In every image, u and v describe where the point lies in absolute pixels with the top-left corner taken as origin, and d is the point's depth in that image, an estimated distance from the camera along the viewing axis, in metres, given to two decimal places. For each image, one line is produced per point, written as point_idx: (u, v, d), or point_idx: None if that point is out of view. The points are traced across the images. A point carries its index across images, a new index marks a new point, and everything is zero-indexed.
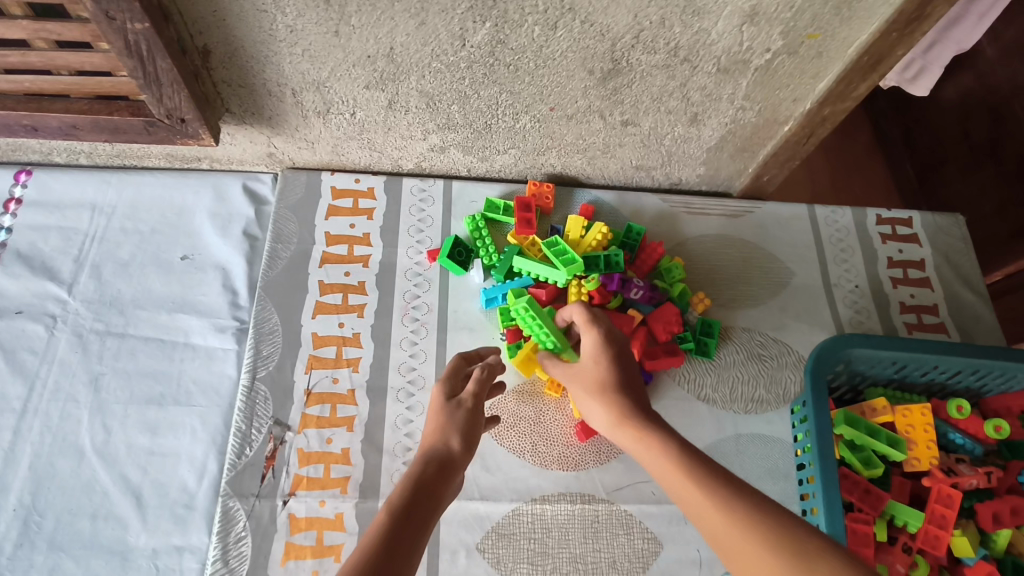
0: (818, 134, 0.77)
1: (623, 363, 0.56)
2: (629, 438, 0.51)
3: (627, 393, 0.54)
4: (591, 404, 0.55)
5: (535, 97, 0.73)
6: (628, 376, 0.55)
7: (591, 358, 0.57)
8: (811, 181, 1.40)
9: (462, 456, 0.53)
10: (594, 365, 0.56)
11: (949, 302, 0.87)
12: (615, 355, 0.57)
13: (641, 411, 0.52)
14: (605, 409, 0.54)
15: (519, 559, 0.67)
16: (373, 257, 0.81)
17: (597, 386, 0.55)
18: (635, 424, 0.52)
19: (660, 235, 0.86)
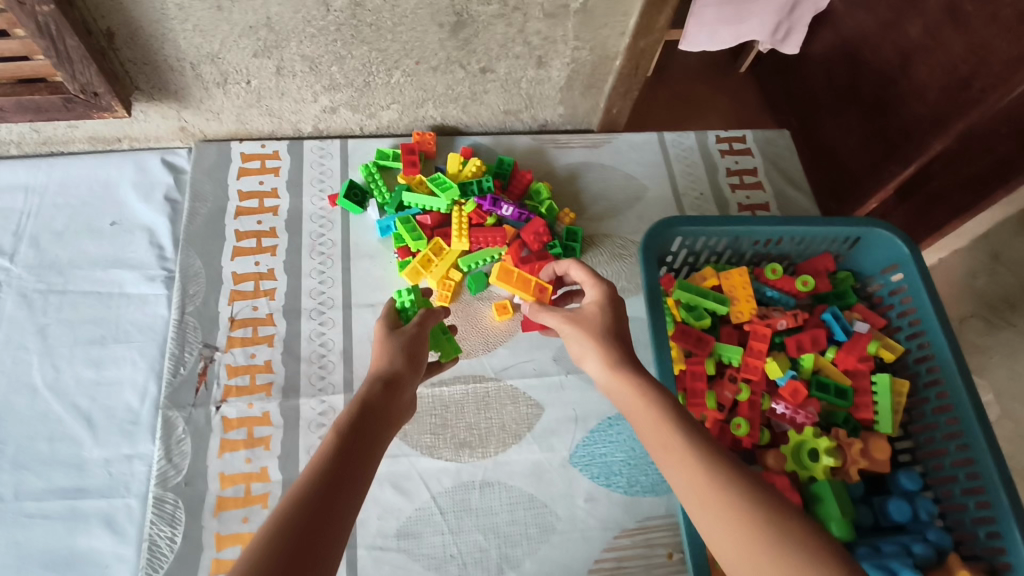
0: (643, 65, 0.93)
1: (618, 317, 0.66)
2: (628, 388, 0.59)
3: (620, 348, 0.63)
4: (589, 347, 0.64)
5: (401, 52, 0.87)
6: (622, 331, 0.65)
7: (593, 313, 0.65)
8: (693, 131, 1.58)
9: (409, 377, 0.62)
10: (597, 320, 0.65)
11: (779, 200, 1.04)
12: (612, 308, 0.66)
13: (640, 367, 0.61)
14: (609, 360, 0.62)
15: (423, 431, 0.80)
16: (282, 206, 0.93)
17: (602, 337, 0.63)
18: (627, 378, 0.60)
19: (531, 166, 1.01)
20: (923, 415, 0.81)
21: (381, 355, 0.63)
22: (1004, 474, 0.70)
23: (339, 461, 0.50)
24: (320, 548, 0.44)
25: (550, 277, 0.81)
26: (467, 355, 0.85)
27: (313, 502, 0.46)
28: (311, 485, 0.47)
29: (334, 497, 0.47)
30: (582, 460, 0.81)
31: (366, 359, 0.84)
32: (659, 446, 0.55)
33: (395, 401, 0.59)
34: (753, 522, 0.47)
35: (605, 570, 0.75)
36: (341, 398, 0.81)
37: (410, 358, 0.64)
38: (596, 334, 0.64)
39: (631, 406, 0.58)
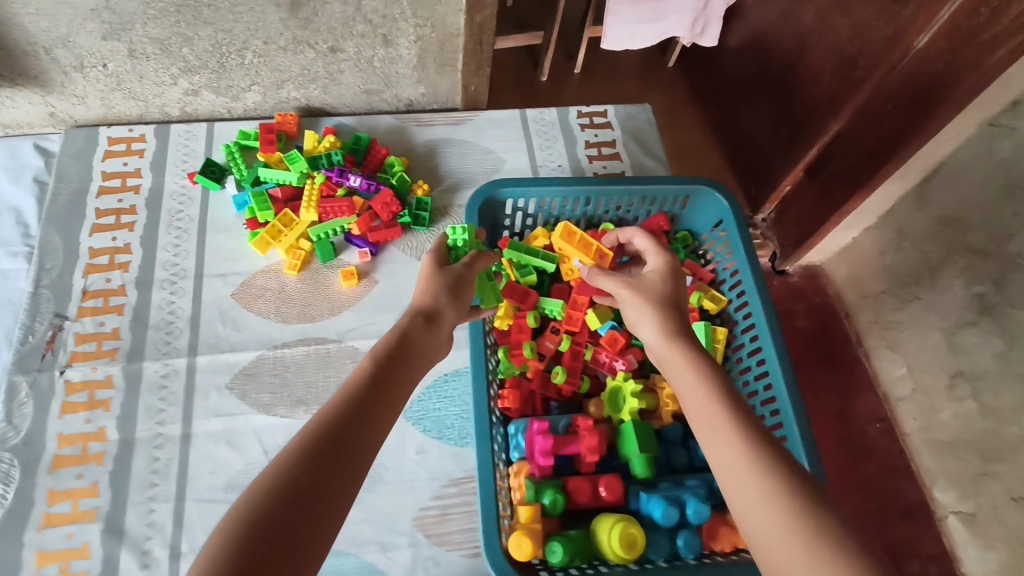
0: (486, 41, 0.97)
1: (677, 289, 0.71)
2: (681, 357, 0.63)
3: (682, 322, 0.66)
4: (646, 315, 0.68)
5: (246, 32, 0.90)
6: (682, 302, 0.70)
7: (657, 280, 0.71)
8: None
9: (449, 312, 0.68)
10: (665, 290, 0.70)
11: (635, 169, 1.08)
12: (674, 281, 0.72)
13: (695, 344, 0.64)
14: (666, 330, 0.65)
15: (261, 390, 0.84)
16: (143, 185, 0.97)
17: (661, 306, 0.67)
18: (680, 347, 0.64)
19: (392, 143, 1.05)
20: (741, 360, 0.86)
21: (424, 290, 0.69)
22: (795, 408, 0.74)
23: (368, 390, 0.55)
24: (338, 463, 0.49)
25: (613, 244, 0.84)
26: (311, 319, 0.89)
27: (337, 422, 0.51)
28: (339, 408, 0.53)
29: (360, 420, 0.52)
30: (416, 415, 0.84)
31: (212, 325, 0.87)
32: (708, 416, 0.57)
33: (429, 337, 0.65)
34: (785, 500, 0.49)
35: (430, 518, 0.79)
36: (184, 361, 0.85)
37: (458, 299, 0.70)
38: (656, 302, 0.69)
39: (678, 372, 0.62)
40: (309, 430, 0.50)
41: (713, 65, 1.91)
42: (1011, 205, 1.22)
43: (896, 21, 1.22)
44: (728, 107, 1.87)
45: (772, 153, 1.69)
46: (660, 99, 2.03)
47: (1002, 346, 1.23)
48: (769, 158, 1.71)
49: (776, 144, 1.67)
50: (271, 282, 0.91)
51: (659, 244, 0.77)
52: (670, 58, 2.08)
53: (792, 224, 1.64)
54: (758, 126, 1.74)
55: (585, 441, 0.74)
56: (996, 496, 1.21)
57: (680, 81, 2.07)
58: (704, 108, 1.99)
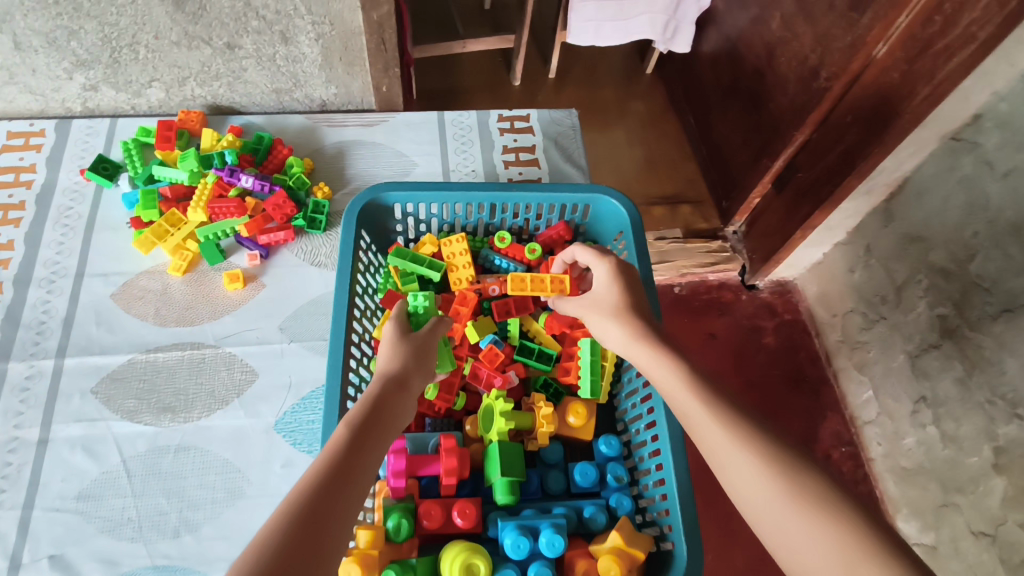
0: (389, 40, 0.94)
1: (630, 286, 0.69)
2: (645, 353, 0.62)
3: (639, 315, 0.65)
4: (606, 323, 0.66)
5: (134, 26, 0.88)
6: (637, 300, 0.67)
7: (606, 288, 0.69)
8: None
9: (415, 374, 0.61)
10: (611, 294, 0.68)
11: (553, 176, 1.03)
12: (624, 280, 0.69)
13: (653, 331, 0.63)
14: (625, 328, 0.64)
15: (127, 395, 0.80)
16: (36, 181, 0.94)
17: (615, 310, 0.66)
18: (645, 348, 0.62)
19: (300, 144, 1.02)
20: (631, 379, 0.79)
21: (392, 353, 0.62)
22: (670, 434, 0.68)
23: (327, 481, 0.47)
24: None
25: (563, 267, 0.80)
26: (190, 322, 0.86)
27: (296, 528, 0.44)
28: (298, 506, 0.45)
29: (324, 521, 0.45)
30: (286, 427, 0.80)
31: (86, 328, 0.84)
32: (682, 407, 0.57)
33: (399, 404, 0.58)
34: (768, 464, 0.50)
35: None
36: (51, 363, 0.81)
37: (423, 358, 0.63)
38: (610, 310, 0.67)
39: (656, 376, 0.60)
40: (263, 543, 0.43)
41: (691, 71, 1.85)
42: (974, 222, 1.12)
43: (854, 30, 1.15)
44: (703, 115, 1.81)
45: (740, 163, 1.63)
46: (638, 105, 1.97)
47: (961, 371, 1.14)
48: (738, 168, 1.64)
49: (746, 154, 1.60)
50: (154, 284, 0.88)
51: (597, 249, 0.73)
52: (649, 64, 2.02)
53: (761, 237, 1.57)
54: (729, 136, 1.68)
55: (444, 461, 0.69)
56: (957, 529, 1.14)
57: (659, 88, 2.01)
58: (682, 115, 1.92)
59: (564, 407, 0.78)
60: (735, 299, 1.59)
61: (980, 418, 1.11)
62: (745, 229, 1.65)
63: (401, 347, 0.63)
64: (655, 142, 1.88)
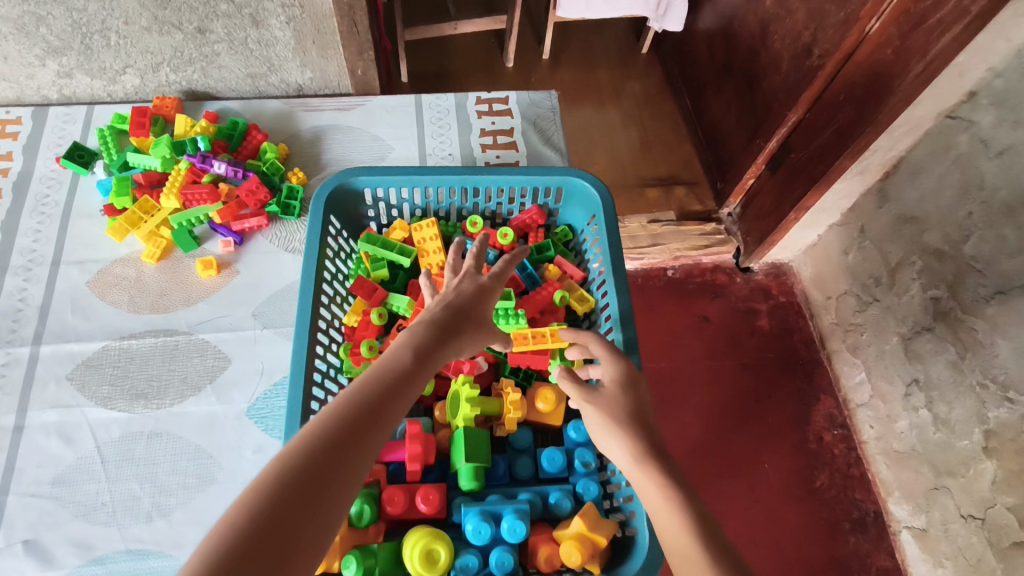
0: (360, 22, 0.93)
1: (638, 400, 0.64)
2: (653, 476, 0.56)
3: (648, 434, 0.60)
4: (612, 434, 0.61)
5: (102, 12, 0.87)
6: (644, 416, 0.62)
7: (617, 392, 0.63)
8: None
9: (476, 317, 0.62)
10: (620, 400, 0.62)
11: (531, 159, 1.02)
12: (632, 389, 0.64)
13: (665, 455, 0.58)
14: (632, 447, 0.59)
15: (101, 382, 0.81)
16: (13, 168, 0.95)
17: (621, 422, 0.61)
18: (654, 473, 0.57)
19: (275, 129, 1.01)
20: None
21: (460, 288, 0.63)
22: None
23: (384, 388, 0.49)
24: (346, 460, 0.44)
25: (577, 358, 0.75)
26: (164, 309, 0.86)
27: (348, 424, 0.46)
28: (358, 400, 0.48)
29: (375, 420, 0.47)
30: (258, 413, 0.80)
31: (61, 316, 0.84)
32: (679, 547, 0.51)
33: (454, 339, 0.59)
34: None
35: None
36: (26, 350, 0.82)
37: (487, 306, 0.64)
38: (616, 418, 0.61)
39: (655, 498, 0.55)
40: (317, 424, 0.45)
41: (687, 50, 1.82)
42: (968, 203, 1.09)
43: (848, 6, 1.12)
44: (699, 94, 1.78)
45: (735, 144, 1.60)
46: (634, 85, 1.94)
47: (954, 354, 1.13)
48: (733, 149, 1.61)
49: (740, 135, 1.58)
50: (129, 271, 0.88)
51: (614, 345, 0.68)
52: (644, 43, 1.99)
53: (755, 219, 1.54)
54: (725, 115, 1.65)
55: (409, 448, 0.68)
56: (948, 512, 1.13)
57: (656, 67, 1.98)
58: (680, 95, 1.89)
59: (533, 393, 0.77)
60: (729, 281, 1.57)
61: (972, 401, 1.09)
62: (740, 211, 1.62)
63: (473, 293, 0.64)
64: (651, 122, 1.86)
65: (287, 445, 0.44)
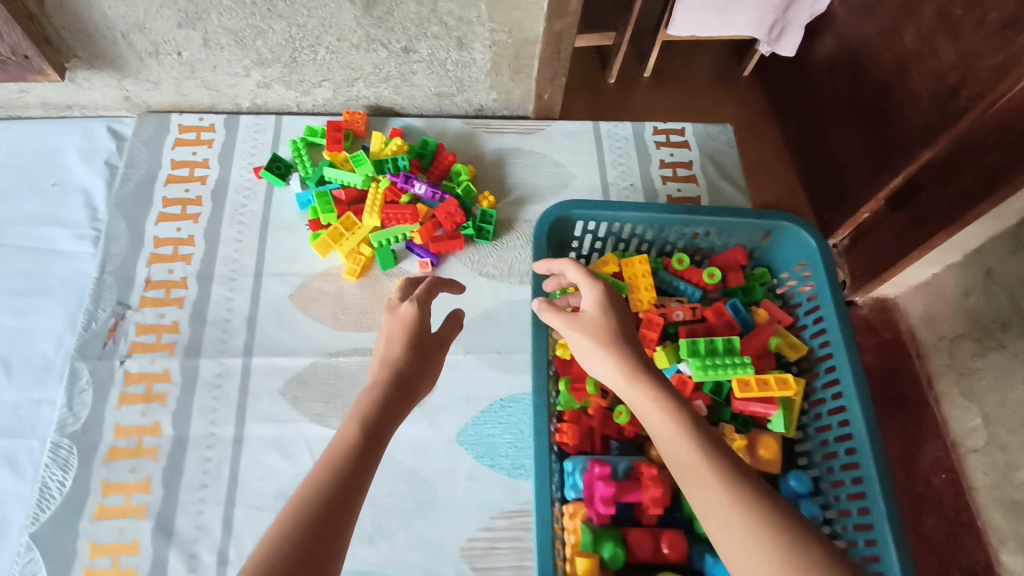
0: (564, 49, 0.92)
1: (622, 319, 0.61)
2: (643, 394, 0.54)
3: (631, 350, 0.58)
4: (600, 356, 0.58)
5: (320, 28, 0.88)
6: (629, 333, 0.59)
7: (591, 318, 0.60)
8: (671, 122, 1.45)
9: (420, 365, 0.59)
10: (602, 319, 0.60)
11: (711, 194, 1.01)
12: (616, 311, 0.61)
13: (652, 370, 0.56)
14: (620, 364, 0.57)
15: (313, 398, 0.82)
16: (210, 176, 0.96)
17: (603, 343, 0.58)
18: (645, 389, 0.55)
19: (459, 149, 1.02)
20: (821, 416, 0.79)
21: (394, 341, 0.60)
22: (885, 492, 0.67)
23: (342, 474, 0.48)
24: (316, 565, 0.42)
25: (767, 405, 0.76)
26: (368, 328, 0.87)
27: (306, 542, 0.43)
28: (317, 495, 0.46)
29: (338, 513, 0.46)
30: (469, 440, 0.81)
31: (269, 328, 0.86)
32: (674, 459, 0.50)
33: (411, 393, 0.57)
34: (778, 545, 0.43)
35: (477, 549, 0.75)
36: (239, 362, 0.84)
37: (431, 352, 0.61)
38: (600, 339, 0.59)
39: (651, 423, 0.53)
40: (259, 559, 0.41)
41: (793, 70, 1.58)
42: None
43: None
44: (811, 118, 1.50)
45: (852, 179, 1.34)
46: (728, 109, 1.69)
47: None
48: (848, 182, 1.35)
49: (857, 167, 1.32)
50: (329, 287, 0.89)
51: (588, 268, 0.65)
52: (749, 65, 1.72)
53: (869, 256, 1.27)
54: (843, 142, 1.37)
55: (649, 492, 0.68)
56: None
57: (758, 92, 1.72)
58: (785, 120, 1.63)
59: (755, 441, 0.76)
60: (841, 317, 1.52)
61: None
62: (847, 246, 1.33)
63: (405, 338, 0.60)
64: (759, 147, 1.59)
65: (248, 560, 0.42)
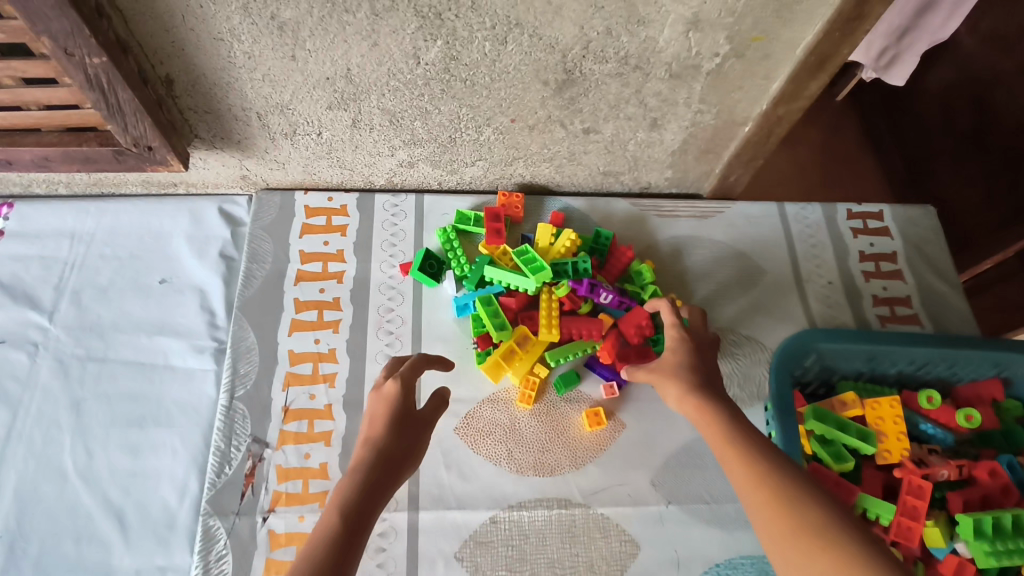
0: (777, 132, 0.78)
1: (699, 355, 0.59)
2: (699, 411, 0.53)
3: (699, 372, 0.56)
4: (662, 376, 0.57)
5: (495, 109, 0.73)
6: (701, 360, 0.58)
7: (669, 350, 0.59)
8: (799, 173, 1.30)
9: (406, 444, 0.51)
10: (673, 352, 0.59)
11: (923, 294, 0.87)
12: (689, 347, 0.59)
13: (712, 388, 0.55)
14: (680, 388, 0.55)
15: (497, 566, 0.68)
16: (347, 273, 0.82)
17: (671, 368, 0.57)
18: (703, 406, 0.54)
19: (631, 238, 0.88)
20: None
21: (374, 419, 0.52)
22: None
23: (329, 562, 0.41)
24: None
25: None
26: (551, 471, 0.73)
27: None
28: None
29: None
30: None
31: (436, 471, 0.72)
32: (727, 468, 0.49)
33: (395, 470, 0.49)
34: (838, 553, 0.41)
35: None
36: (404, 517, 0.70)
37: (417, 433, 0.53)
38: (677, 370, 0.57)
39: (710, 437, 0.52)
40: None
41: (897, 98, 1.31)
42: None
43: None
44: (920, 158, 1.26)
45: (973, 231, 1.13)
46: (814, 132, 1.35)
47: None
48: (968, 232, 1.14)
49: (984, 221, 1.11)
50: (501, 417, 0.76)
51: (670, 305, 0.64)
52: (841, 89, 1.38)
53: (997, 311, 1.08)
54: (962, 192, 1.16)
55: None
56: None
57: (850, 119, 1.38)
58: (889, 154, 1.31)
59: None
60: None
61: None
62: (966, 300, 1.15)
63: (389, 415, 0.52)
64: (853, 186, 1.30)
65: None
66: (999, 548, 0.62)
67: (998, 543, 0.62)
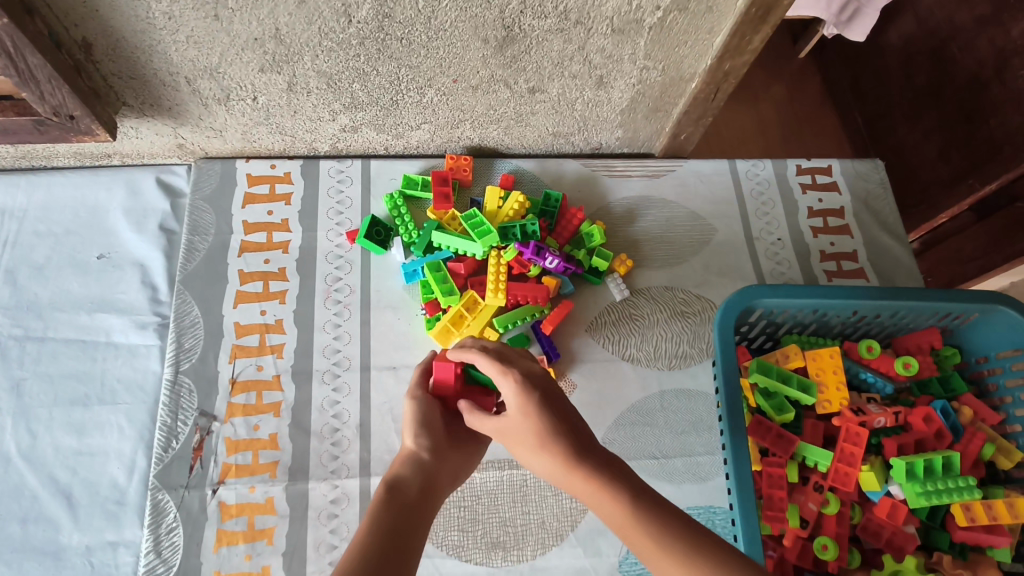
0: (725, 89, 0.77)
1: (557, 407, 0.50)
2: (583, 484, 0.45)
3: (567, 433, 0.48)
4: (531, 456, 0.48)
5: (436, 69, 0.71)
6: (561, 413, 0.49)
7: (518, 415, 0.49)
8: (760, 131, 1.29)
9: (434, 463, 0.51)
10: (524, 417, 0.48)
11: (870, 247, 0.88)
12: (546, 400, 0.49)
13: (590, 453, 0.46)
14: (551, 459, 0.46)
15: (450, 527, 0.69)
16: (292, 242, 0.80)
17: (535, 436, 0.47)
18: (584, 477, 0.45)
19: (581, 199, 0.87)
20: None
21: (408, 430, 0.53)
22: None
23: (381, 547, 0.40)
24: None
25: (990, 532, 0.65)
26: None
27: None
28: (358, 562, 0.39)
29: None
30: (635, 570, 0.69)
31: (387, 438, 0.72)
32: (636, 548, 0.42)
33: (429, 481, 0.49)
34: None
35: None
36: (356, 483, 0.70)
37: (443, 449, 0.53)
38: (533, 434, 0.48)
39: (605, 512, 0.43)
40: None
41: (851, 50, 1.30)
42: None
43: None
44: (875, 111, 1.26)
45: (930, 184, 1.14)
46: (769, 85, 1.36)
47: None
48: (925, 184, 1.15)
49: (940, 173, 1.12)
50: None
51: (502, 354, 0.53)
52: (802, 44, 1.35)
53: (946, 260, 1.10)
54: (920, 146, 1.17)
55: None
56: None
57: (808, 73, 1.38)
58: (845, 106, 1.32)
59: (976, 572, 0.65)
60: None
61: None
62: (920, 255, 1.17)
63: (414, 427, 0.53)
64: (806, 138, 1.30)
65: None
66: (932, 488, 0.64)
67: (929, 483, 0.65)
